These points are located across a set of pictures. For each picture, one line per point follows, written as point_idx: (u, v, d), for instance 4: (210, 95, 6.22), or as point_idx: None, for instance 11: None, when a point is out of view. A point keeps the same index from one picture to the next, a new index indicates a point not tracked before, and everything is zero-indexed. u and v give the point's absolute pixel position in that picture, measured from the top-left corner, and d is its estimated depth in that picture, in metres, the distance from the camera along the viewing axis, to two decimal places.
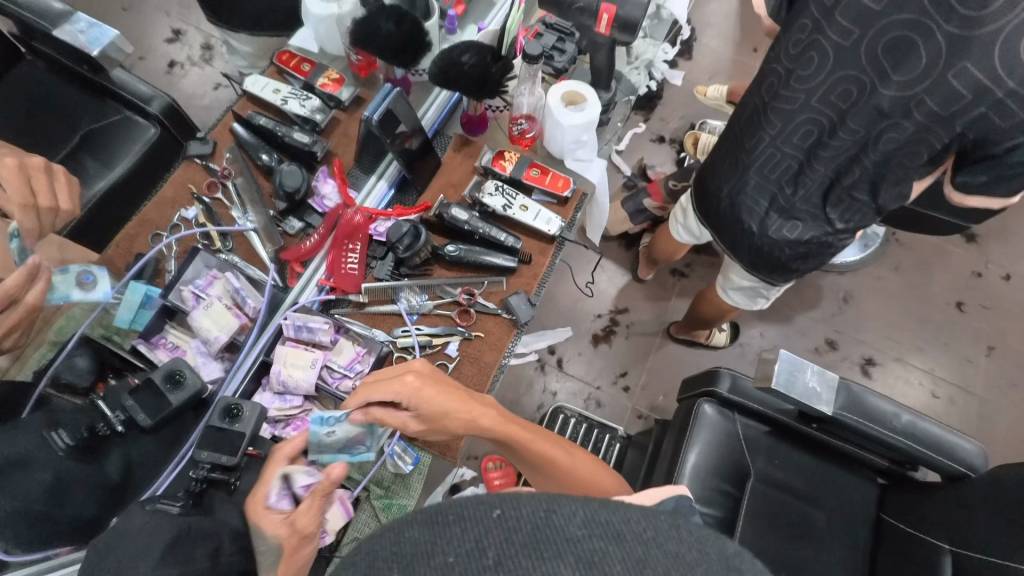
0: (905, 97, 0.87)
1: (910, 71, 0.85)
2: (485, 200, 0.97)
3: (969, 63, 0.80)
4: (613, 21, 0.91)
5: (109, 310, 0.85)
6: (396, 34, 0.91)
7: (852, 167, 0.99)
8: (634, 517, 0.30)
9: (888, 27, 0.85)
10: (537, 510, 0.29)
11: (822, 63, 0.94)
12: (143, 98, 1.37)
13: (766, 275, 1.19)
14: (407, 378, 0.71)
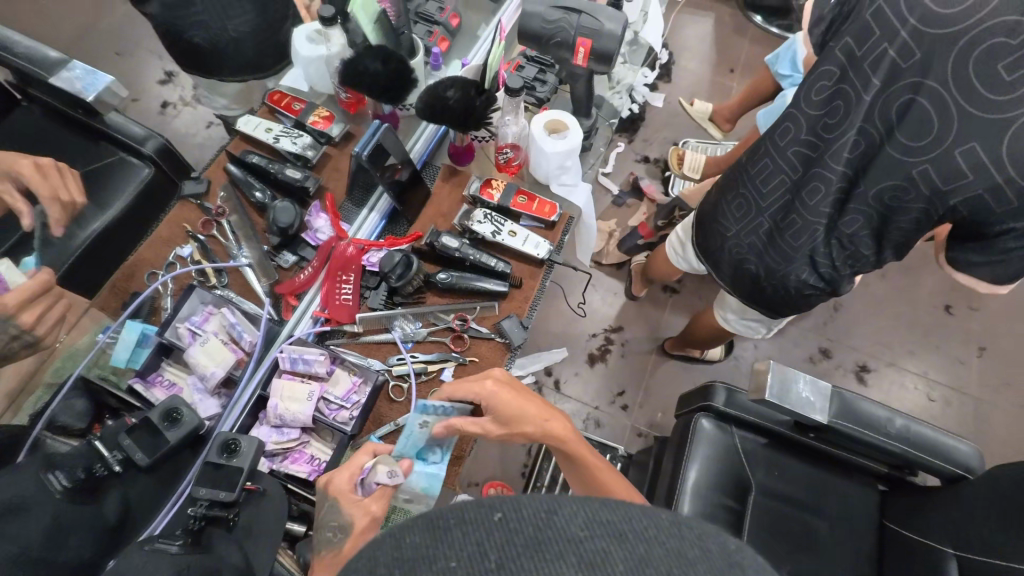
0: (913, 161, 0.86)
1: (920, 137, 0.85)
2: (475, 228, 1.00)
3: (978, 144, 0.81)
4: (590, 54, 0.95)
5: (105, 349, 0.87)
6: (383, 72, 0.95)
7: (855, 217, 0.98)
8: (636, 516, 0.31)
9: (904, 90, 0.85)
10: (540, 511, 0.31)
11: (847, 114, 0.92)
12: (137, 139, 1.41)
13: (766, 309, 1.22)
14: (487, 382, 0.81)
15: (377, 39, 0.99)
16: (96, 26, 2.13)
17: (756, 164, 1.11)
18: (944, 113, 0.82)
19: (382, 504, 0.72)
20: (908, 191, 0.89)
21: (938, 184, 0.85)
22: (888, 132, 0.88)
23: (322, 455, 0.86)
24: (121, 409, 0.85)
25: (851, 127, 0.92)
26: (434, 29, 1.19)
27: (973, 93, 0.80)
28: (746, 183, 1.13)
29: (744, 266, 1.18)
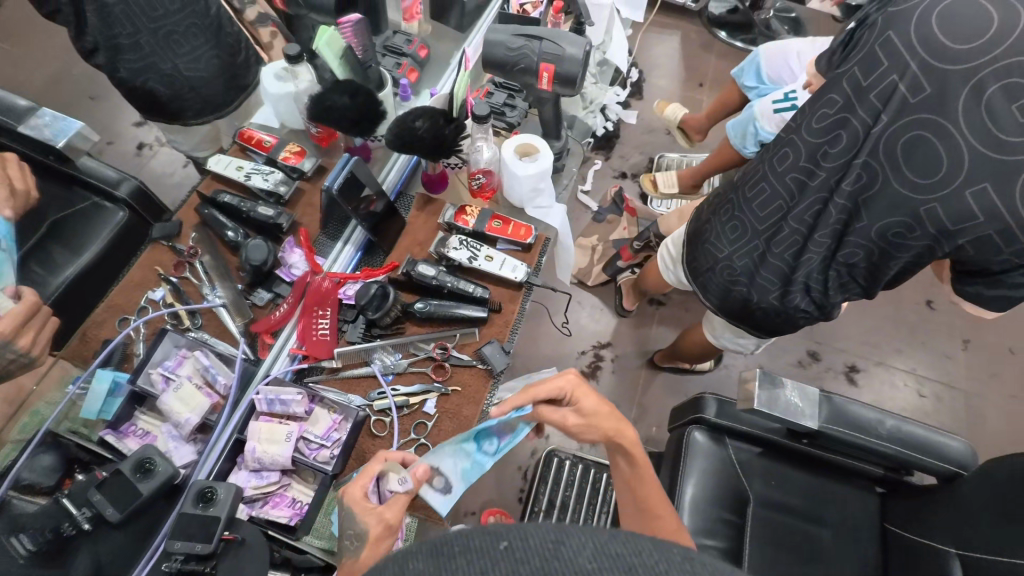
0: (918, 197, 0.87)
1: (927, 174, 0.85)
2: (451, 255, 1.00)
3: (990, 185, 0.81)
4: (554, 78, 0.96)
5: (76, 401, 0.85)
6: (351, 107, 0.96)
7: (853, 250, 0.98)
8: (644, 548, 0.31)
9: (912, 125, 0.85)
10: (544, 540, 0.31)
11: (852, 143, 0.93)
12: (111, 183, 1.41)
13: (759, 330, 1.24)
14: (568, 374, 0.80)
15: (344, 73, 1.00)
16: (69, 72, 2.13)
17: (753, 188, 1.12)
18: (955, 152, 0.82)
19: (398, 513, 0.69)
20: (914, 229, 0.89)
21: (946, 223, 0.86)
22: (892, 166, 0.88)
23: (304, 497, 0.83)
24: (93, 463, 0.81)
25: (856, 158, 0.92)
26: (403, 61, 1.20)
27: (988, 134, 0.80)
28: (741, 206, 1.14)
29: (738, 288, 1.19)
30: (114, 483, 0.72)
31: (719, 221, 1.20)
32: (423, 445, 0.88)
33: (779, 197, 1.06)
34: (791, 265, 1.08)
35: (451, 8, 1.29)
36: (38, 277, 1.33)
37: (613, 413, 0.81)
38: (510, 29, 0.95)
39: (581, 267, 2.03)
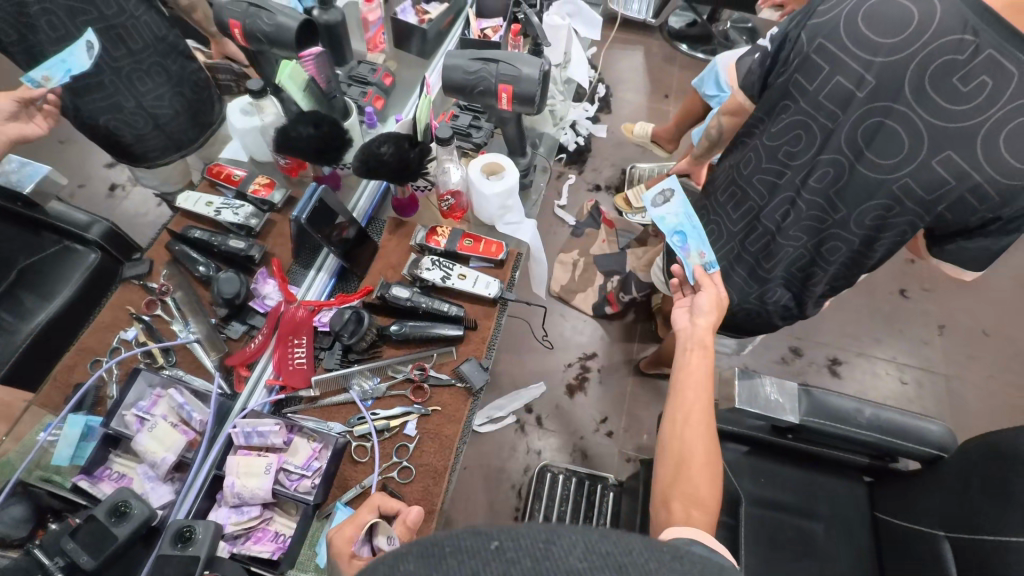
0: (887, 177, 0.90)
1: (889, 155, 0.88)
2: (424, 275, 1.01)
3: (953, 152, 0.83)
4: (513, 98, 0.99)
5: (48, 448, 0.82)
6: (316, 136, 0.97)
7: (835, 245, 1.04)
8: (635, 547, 0.32)
9: (865, 115, 0.88)
10: (536, 540, 0.31)
11: (811, 141, 0.97)
12: (81, 226, 1.39)
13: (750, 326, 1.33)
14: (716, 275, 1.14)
15: (308, 104, 1.01)
16: None
17: (727, 194, 1.20)
18: (914, 133, 0.85)
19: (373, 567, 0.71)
20: (893, 207, 0.92)
21: (922, 195, 0.87)
22: (857, 154, 0.92)
23: (287, 530, 0.81)
24: (65, 509, 0.80)
25: (821, 155, 0.96)
26: (368, 89, 1.23)
27: (939, 109, 0.82)
28: (720, 212, 1.23)
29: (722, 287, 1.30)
30: (88, 529, 0.71)
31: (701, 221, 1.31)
32: (405, 468, 0.87)
33: (751, 200, 1.13)
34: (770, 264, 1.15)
35: (412, 36, 1.32)
36: (8, 326, 1.32)
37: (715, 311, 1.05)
38: (466, 53, 0.98)
39: (562, 281, 2.05)
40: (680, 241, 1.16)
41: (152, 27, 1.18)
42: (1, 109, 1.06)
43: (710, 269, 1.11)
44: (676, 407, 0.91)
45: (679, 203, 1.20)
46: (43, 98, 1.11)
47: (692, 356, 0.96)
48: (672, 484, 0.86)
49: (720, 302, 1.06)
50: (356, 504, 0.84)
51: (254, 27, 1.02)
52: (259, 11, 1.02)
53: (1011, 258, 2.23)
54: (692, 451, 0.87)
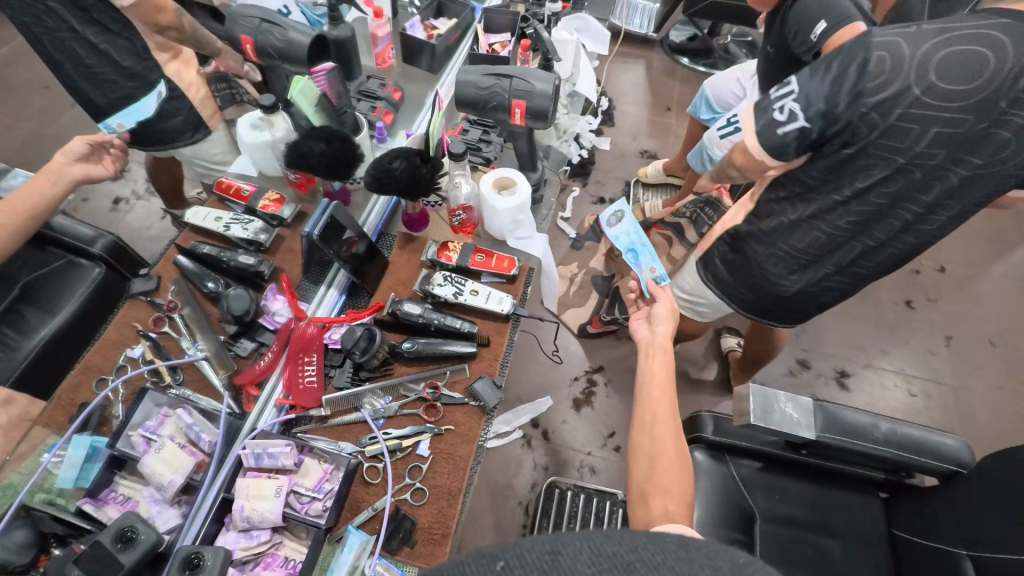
0: (1002, 167, 0.91)
1: (999, 153, 0.89)
2: (436, 291, 1.00)
3: None
4: (526, 113, 0.98)
5: (52, 470, 0.80)
6: (328, 151, 0.96)
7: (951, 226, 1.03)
8: (641, 544, 0.32)
9: (970, 138, 0.88)
10: (542, 552, 0.31)
11: (911, 177, 0.94)
12: (86, 240, 1.39)
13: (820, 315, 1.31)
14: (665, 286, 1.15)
15: (320, 120, 1.01)
16: (43, 135, 2.14)
17: (798, 234, 1.11)
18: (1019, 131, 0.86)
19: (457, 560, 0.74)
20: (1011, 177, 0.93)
21: None
22: (965, 166, 0.91)
23: (297, 555, 0.78)
24: (70, 535, 0.77)
25: (925, 180, 0.94)
26: (377, 104, 1.23)
27: None
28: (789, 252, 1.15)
29: (778, 316, 1.30)
30: (91, 557, 0.68)
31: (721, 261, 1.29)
32: (418, 490, 0.85)
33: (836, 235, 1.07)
34: (865, 267, 1.12)
35: (422, 52, 1.33)
36: (9, 341, 1.29)
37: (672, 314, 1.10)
38: (479, 69, 0.98)
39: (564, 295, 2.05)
40: (631, 259, 1.22)
41: (114, 54, 1.23)
42: (76, 150, 1.15)
43: (662, 282, 1.15)
44: (642, 409, 0.95)
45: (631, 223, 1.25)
46: (113, 141, 1.21)
47: (655, 361, 1.00)
48: (647, 480, 0.87)
49: (675, 311, 1.10)
50: (367, 527, 0.82)
51: (266, 43, 1.02)
52: (271, 27, 1.02)
53: (1015, 268, 2.23)
54: (663, 447, 0.89)
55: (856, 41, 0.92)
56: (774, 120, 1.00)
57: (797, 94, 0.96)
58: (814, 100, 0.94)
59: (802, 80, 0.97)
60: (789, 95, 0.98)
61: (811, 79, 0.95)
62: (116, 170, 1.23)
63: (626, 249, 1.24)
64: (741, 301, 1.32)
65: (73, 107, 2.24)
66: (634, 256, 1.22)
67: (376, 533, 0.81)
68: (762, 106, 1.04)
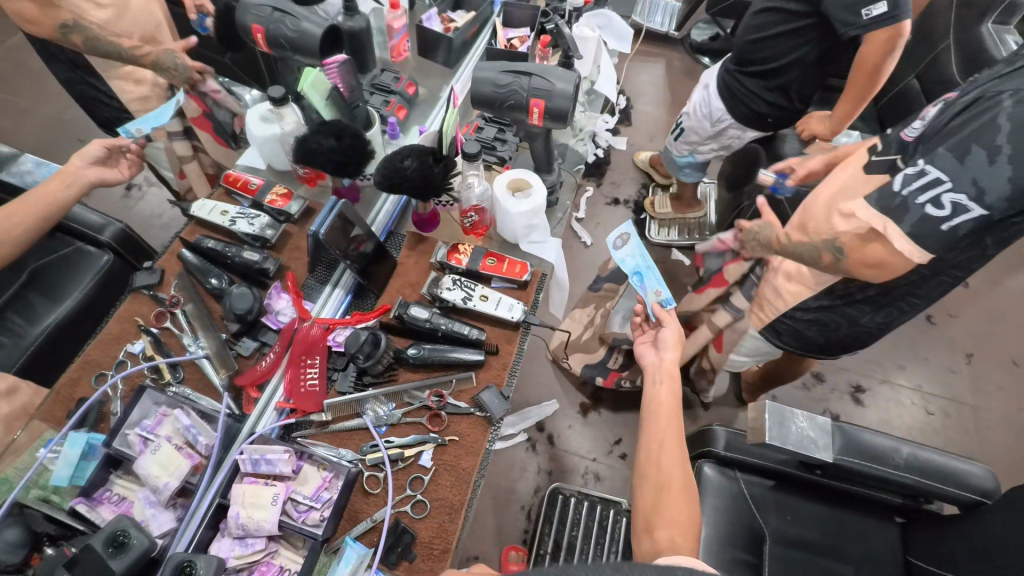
0: None
1: None
2: (445, 295, 0.96)
3: None
4: (544, 113, 0.94)
5: (47, 465, 0.78)
6: (338, 147, 0.93)
7: None
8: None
9: None
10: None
11: None
12: (95, 227, 1.38)
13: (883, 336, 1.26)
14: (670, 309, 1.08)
15: (331, 114, 0.98)
16: (60, 119, 2.14)
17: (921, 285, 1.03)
18: None
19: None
20: None
21: None
22: None
23: (292, 565, 0.75)
24: (63, 536, 0.75)
25: None
26: (391, 99, 1.20)
27: None
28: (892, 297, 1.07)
29: (849, 349, 1.24)
30: (84, 564, 0.65)
31: (792, 320, 1.22)
32: (419, 502, 0.82)
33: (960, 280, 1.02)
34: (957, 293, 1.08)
35: (438, 46, 1.29)
36: (16, 329, 1.29)
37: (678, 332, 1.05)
38: (498, 66, 0.94)
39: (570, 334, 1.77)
40: (636, 282, 1.10)
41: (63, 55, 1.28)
42: (91, 154, 1.13)
43: (667, 305, 1.05)
44: (648, 439, 0.92)
45: (636, 244, 1.11)
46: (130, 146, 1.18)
47: (662, 388, 0.96)
48: (653, 512, 0.84)
49: (683, 337, 1.04)
50: (366, 539, 0.79)
51: (278, 33, 0.99)
52: (284, 16, 0.98)
53: None
54: (669, 475, 0.86)
55: (1020, 104, 0.78)
56: (931, 216, 0.87)
57: (958, 186, 0.83)
58: (983, 188, 0.82)
59: (953, 167, 0.84)
60: (943, 187, 0.85)
61: (969, 163, 0.82)
62: (129, 175, 1.20)
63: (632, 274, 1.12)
64: (824, 345, 1.23)
65: None
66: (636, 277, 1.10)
67: (375, 545, 0.78)
68: (894, 206, 0.90)
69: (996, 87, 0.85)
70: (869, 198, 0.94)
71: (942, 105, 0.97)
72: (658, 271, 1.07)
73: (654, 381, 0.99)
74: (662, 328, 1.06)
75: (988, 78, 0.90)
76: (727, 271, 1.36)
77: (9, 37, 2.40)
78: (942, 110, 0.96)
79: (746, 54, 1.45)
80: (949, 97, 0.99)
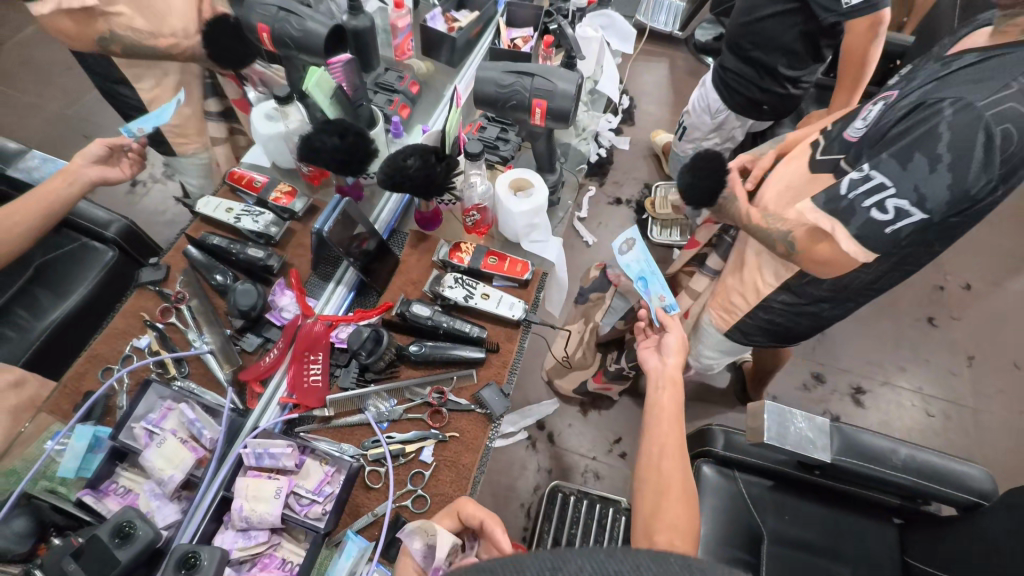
0: None
1: None
2: (446, 293, 0.97)
3: None
4: (547, 113, 0.95)
5: (55, 458, 0.80)
6: (341, 145, 0.94)
7: None
8: (643, 564, 0.33)
9: None
10: (544, 569, 0.32)
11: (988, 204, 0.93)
12: (100, 223, 1.39)
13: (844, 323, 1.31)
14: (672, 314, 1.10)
15: (335, 112, 0.99)
16: (66, 115, 2.15)
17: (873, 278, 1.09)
18: None
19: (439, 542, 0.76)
20: None
21: None
22: None
23: (295, 557, 0.77)
24: (69, 526, 0.77)
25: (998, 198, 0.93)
26: (394, 98, 1.20)
27: None
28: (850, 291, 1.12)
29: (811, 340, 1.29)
30: (91, 553, 0.67)
31: (755, 324, 1.27)
32: (420, 497, 0.83)
33: None
34: None
35: (442, 45, 1.30)
36: (21, 322, 1.29)
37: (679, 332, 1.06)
38: (501, 66, 0.95)
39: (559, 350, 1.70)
40: (642, 288, 1.13)
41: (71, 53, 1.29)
42: (92, 154, 1.15)
43: (670, 311, 1.09)
44: (651, 441, 0.93)
45: (640, 249, 1.12)
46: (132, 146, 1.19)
47: (664, 393, 0.97)
48: (653, 516, 0.85)
49: (687, 344, 1.04)
50: (367, 533, 0.80)
51: (282, 31, 0.99)
52: (289, 15, 0.99)
53: None
54: (670, 478, 0.88)
55: (958, 114, 0.83)
56: (875, 219, 0.91)
57: (901, 191, 0.87)
58: (924, 195, 0.86)
59: (897, 174, 0.88)
60: (887, 192, 0.89)
61: (912, 170, 0.86)
62: (130, 174, 1.21)
63: (636, 279, 1.14)
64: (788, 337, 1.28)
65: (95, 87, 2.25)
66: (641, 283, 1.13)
67: (376, 539, 0.79)
68: (842, 209, 0.94)
69: (934, 95, 0.89)
70: (817, 199, 0.98)
71: (880, 106, 1.02)
72: (663, 278, 1.10)
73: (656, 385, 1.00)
74: (665, 334, 1.06)
75: (923, 86, 0.95)
76: (700, 233, 1.47)
77: (17, 33, 2.42)
78: (881, 114, 1.00)
79: (739, 38, 1.46)
80: (886, 97, 1.03)
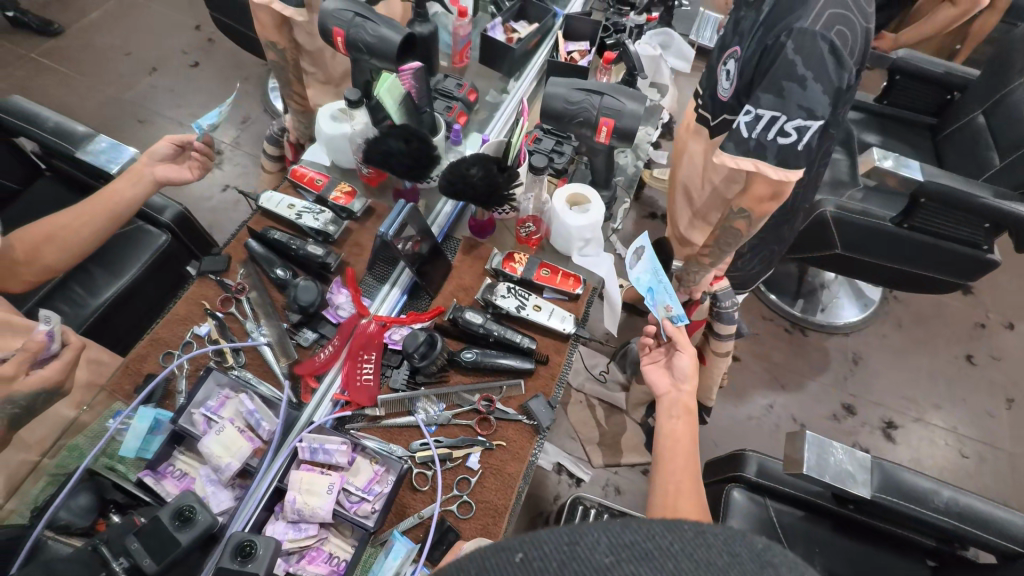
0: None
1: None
2: (499, 303, 0.99)
3: None
4: (612, 131, 1.00)
5: (116, 437, 0.82)
6: (407, 150, 0.97)
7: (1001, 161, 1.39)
8: (658, 531, 0.30)
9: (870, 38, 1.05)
10: (561, 543, 0.30)
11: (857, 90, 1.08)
12: (156, 208, 1.44)
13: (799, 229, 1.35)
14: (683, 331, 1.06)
15: (401, 117, 1.01)
16: (122, 98, 2.23)
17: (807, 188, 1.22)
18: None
19: (478, 527, 0.83)
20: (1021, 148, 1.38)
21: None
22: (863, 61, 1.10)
23: (342, 553, 0.78)
24: (128, 504, 0.78)
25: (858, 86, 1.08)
26: (453, 104, 1.21)
27: None
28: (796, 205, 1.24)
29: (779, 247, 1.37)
30: (152, 534, 0.68)
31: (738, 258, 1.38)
32: (465, 502, 0.84)
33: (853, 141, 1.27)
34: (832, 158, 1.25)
35: (503, 57, 1.33)
36: (78, 298, 1.34)
37: (683, 347, 1.03)
38: (569, 83, 1.01)
39: (578, 430, 1.73)
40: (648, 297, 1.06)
41: None
42: (162, 153, 1.19)
43: (678, 323, 1.02)
44: (665, 476, 0.93)
45: (649, 259, 1.05)
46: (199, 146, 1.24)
47: (680, 422, 0.99)
48: None
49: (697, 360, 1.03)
50: (411, 534, 0.81)
51: (357, 37, 1.02)
52: (364, 21, 1.02)
53: None
54: (683, 508, 0.89)
55: (797, 37, 0.94)
56: (784, 144, 1.01)
57: (791, 114, 0.98)
58: (810, 108, 0.97)
59: (779, 104, 0.98)
60: (780, 120, 0.99)
61: (789, 95, 0.97)
62: (195, 175, 1.22)
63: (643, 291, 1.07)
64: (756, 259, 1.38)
65: (150, 75, 2.32)
66: (646, 292, 1.05)
67: (421, 541, 0.80)
68: (753, 148, 1.03)
69: (771, 35, 1.00)
70: (728, 150, 1.06)
71: (734, 63, 1.13)
72: (671, 288, 1.04)
73: (671, 411, 1.01)
74: (677, 355, 1.03)
75: (756, 34, 1.06)
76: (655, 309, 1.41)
77: (81, 17, 2.51)
78: (741, 68, 1.10)
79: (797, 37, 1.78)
80: (734, 52, 1.15)
